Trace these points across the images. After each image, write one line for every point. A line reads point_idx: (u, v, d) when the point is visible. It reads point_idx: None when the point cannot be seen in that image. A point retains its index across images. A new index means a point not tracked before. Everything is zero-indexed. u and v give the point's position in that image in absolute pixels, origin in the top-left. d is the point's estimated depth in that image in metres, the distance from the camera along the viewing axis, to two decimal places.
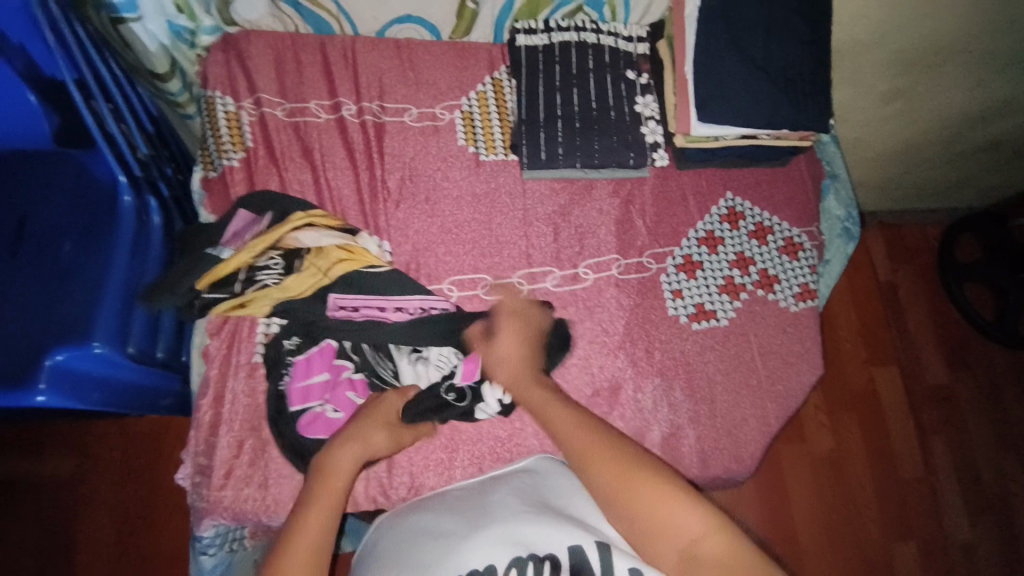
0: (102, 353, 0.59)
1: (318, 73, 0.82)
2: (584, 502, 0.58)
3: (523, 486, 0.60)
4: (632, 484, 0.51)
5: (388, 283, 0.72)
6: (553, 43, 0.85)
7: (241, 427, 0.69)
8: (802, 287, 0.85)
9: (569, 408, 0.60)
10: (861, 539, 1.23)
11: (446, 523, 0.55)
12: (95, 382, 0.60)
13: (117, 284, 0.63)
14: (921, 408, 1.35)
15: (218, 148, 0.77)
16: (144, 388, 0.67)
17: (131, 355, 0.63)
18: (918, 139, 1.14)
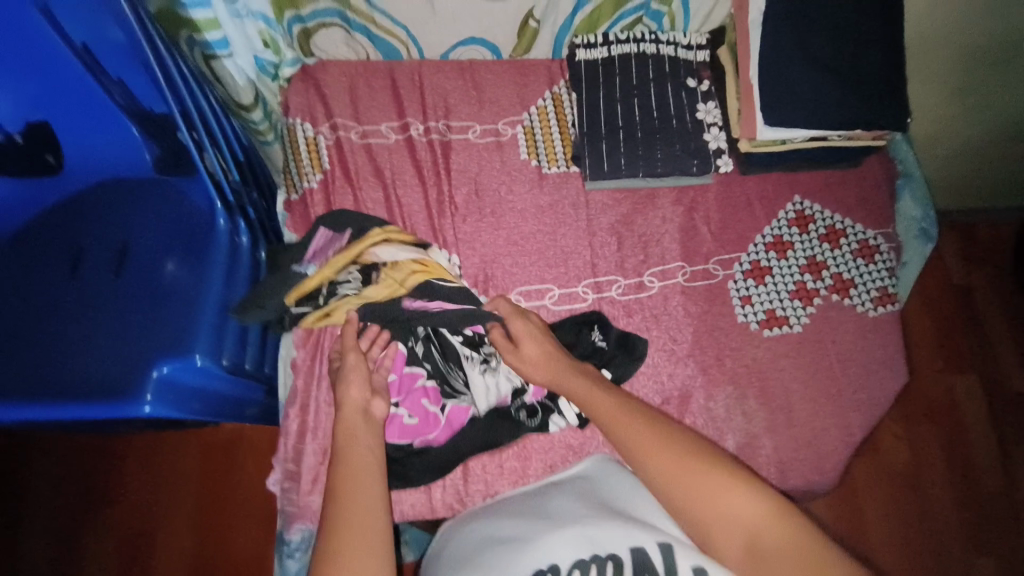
0: (202, 364, 0.64)
1: (387, 96, 0.86)
2: (645, 501, 0.57)
3: (585, 489, 0.61)
4: (689, 472, 0.52)
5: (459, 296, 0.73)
6: (612, 56, 0.86)
7: (324, 435, 0.74)
8: (879, 291, 0.82)
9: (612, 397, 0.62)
10: (944, 558, 1.16)
11: (508, 526, 0.57)
12: (194, 392, 0.64)
13: (213, 301, 0.67)
14: (1008, 418, 1.26)
15: (300, 172, 0.83)
16: (235, 399, 0.71)
17: (225, 367, 0.67)
18: (997, 134, 1.08)
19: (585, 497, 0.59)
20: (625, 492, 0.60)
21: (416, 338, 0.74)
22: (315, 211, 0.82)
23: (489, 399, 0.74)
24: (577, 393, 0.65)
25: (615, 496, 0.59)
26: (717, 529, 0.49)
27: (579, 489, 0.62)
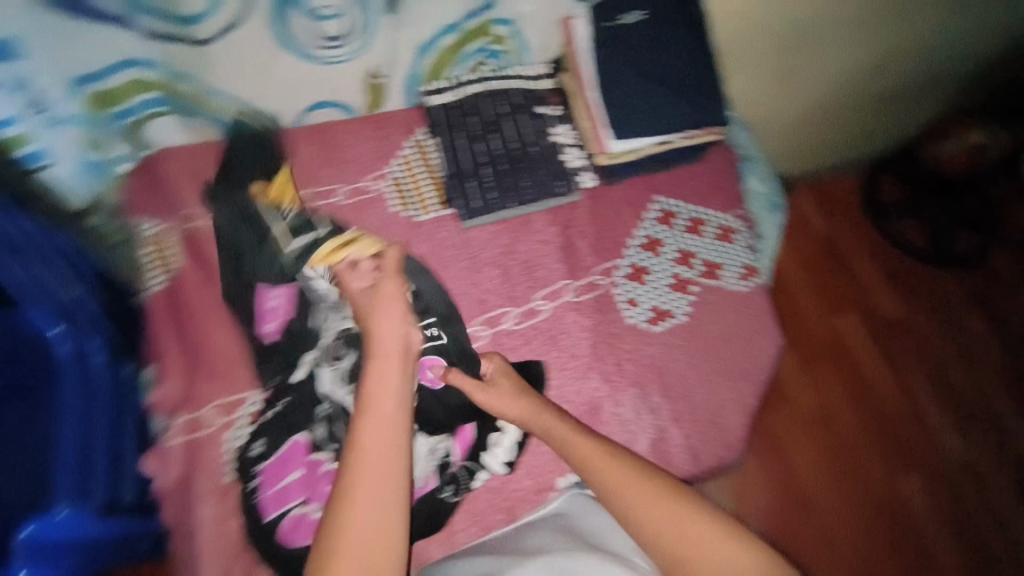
0: (65, 517, 0.66)
1: (242, 175, 0.85)
2: (615, 538, 0.66)
3: (561, 527, 0.69)
4: (678, 522, 0.59)
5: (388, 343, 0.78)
6: (464, 97, 0.89)
7: (226, 555, 0.69)
8: (744, 267, 0.91)
9: (602, 446, 0.67)
10: (868, 480, 1.31)
11: (487, 563, 0.64)
12: (66, 545, 0.67)
13: (65, 436, 0.75)
14: (889, 342, 1.46)
15: (142, 271, 0.81)
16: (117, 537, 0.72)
17: (96, 507, 0.70)
18: (818, 107, 1.27)
19: (561, 533, 0.67)
20: (599, 529, 0.68)
21: (321, 413, 0.75)
22: (161, 309, 0.79)
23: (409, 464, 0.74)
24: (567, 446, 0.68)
25: (589, 532, 0.67)
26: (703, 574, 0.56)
27: (555, 527, 0.69)
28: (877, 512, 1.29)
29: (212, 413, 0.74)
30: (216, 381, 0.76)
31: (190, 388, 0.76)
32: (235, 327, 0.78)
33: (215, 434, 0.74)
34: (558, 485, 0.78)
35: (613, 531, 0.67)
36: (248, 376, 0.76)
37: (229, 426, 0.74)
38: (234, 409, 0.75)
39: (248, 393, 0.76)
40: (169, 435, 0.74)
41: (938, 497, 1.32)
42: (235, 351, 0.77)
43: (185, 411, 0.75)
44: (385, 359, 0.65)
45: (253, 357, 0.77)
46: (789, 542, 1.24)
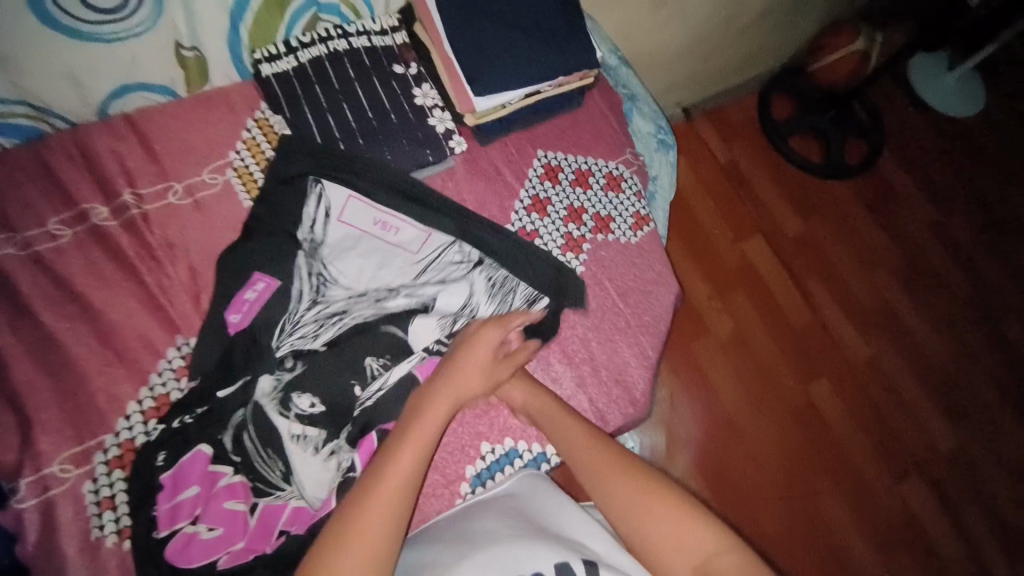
0: None
1: (42, 184, 0.70)
2: (568, 518, 0.66)
3: (510, 507, 0.66)
4: (651, 506, 0.62)
5: (344, 357, 0.71)
6: (302, 64, 0.78)
7: None
8: (635, 216, 0.88)
9: (586, 428, 0.70)
10: (783, 393, 1.37)
11: (433, 551, 0.61)
12: None
13: None
14: (792, 258, 1.51)
15: None
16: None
17: None
18: (699, 32, 1.25)
19: (510, 515, 0.64)
20: (548, 511, 0.66)
21: (233, 422, 0.67)
22: None
23: (317, 485, 0.68)
24: (530, 409, 0.72)
25: (540, 515, 0.65)
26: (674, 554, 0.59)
27: (504, 508, 0.66)
28: (795, 421, 1.36)
29: (62, 467, 0.64)
30: (55, 432, 0.65)
31: (23, 448, 0.63)
32: (62, 369, 0.66)
33: (72, 490, 0.64)
34: (466, 476, 0.74)
35: (567, 511, 0.67)
36: (98, 419, 0.66)
37: (89, 476, 0.65)
38: (92, 456, 0.65)
39: (105, 435, 0.66)
40: (17, 499, 0.62)
41: (845, 397, 1.41)
42: (72, 396, 0.66)
43: (28, 471, 0.63)
44: (441, 399, 0.64)
45: (96, 397, 0.67)
46: (719, 468, 1.27)
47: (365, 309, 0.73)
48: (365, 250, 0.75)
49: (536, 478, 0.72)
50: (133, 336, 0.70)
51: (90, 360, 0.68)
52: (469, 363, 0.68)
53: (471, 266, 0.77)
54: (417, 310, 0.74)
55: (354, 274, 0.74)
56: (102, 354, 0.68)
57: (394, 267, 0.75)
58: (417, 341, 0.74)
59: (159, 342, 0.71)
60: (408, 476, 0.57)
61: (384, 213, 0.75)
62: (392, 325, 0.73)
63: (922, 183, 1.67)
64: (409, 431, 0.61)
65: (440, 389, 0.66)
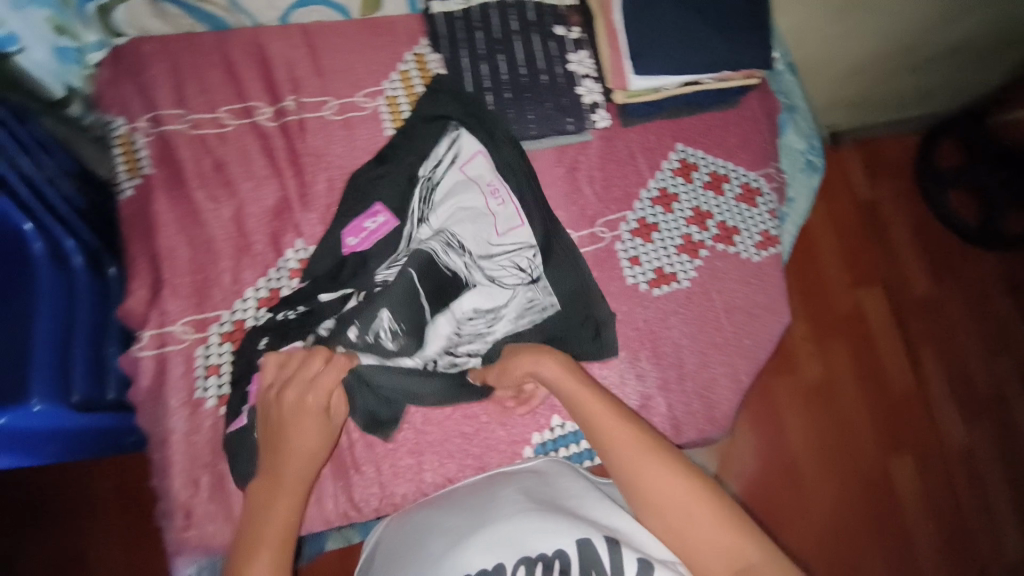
0: (42, 409, 0.64)
1: (222, 74, 0.76)
2: (593, 501, 0.61)
3: (535, 482, 0.64)
4: (695, 508, 0.56)
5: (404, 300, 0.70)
6: (470, 7, 0.79)
7: (195, 466, 0.69)
8: (762, 234, 0.83)
9: (616, 409, 0.62)
10: (861, 462, 1.27)
11: (453, 519, 0.61)
12: (47, 437, 0.65)
13: (46, 335, 0.66)
14: (910, 320, 1.38)
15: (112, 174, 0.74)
16: (101, 429, 0.72)
17: (73, 405, 0.67)
18: (880, 53, 1.12)
19: (532, 491, 0.62)
20: (572, 493, 0.62)
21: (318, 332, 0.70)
22: (130, 223, 0.73)
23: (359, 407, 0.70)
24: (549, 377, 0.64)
25: (563, 493, 0.62)
26: (705, 551, 0.55)
27: (529, 482, 0.64)
28: (865, 494, 1.26)
29: (183, 329, 0.71)
30: (183, 297, 0.72)
31: (152, 302, 0.71)
32: (201, 244, 0.73)
33: (186, 350, 0.71)
34: (530, 442, 0.75)
35: (592, 495, 0.62)
36: (219, 297, 0.72)
37: (202, 342, 0.71)
38: (208, 325, 0.71)
39: (223, 310, 0.72)
40: (139, 347, 0.70)
41: (926, 482, 1.29)
42: (203, 269, 0.73)
43: (151, 325, 0.71)
44: (285, 491, 0.59)
45: (222, 277, 0.73)
46: (769, 509, 1.21)
47: (435, 243, 0.72)
48: (471, 202, 0.75)
49: (558, 463, 0.68)
50: (264, 230, 0.75)
51: (225, 242, 0.74)
52: (293, 439, 0.60)
53: (526, 279, 0.74)
54: (459, 285, 0.72)
55: (451, 217, 0.74)
56: (236, 240, 0.74)
57: (477, 227, 0.75)
58: (436, 319, 0.72)
59: (284, 240, 0.75)
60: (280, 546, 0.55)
61: (499, 181, 0.76)
62: (421, 277, 0.71)
63: None
64: (260, 526, 0.57)
65: (279, 478, 0.59)
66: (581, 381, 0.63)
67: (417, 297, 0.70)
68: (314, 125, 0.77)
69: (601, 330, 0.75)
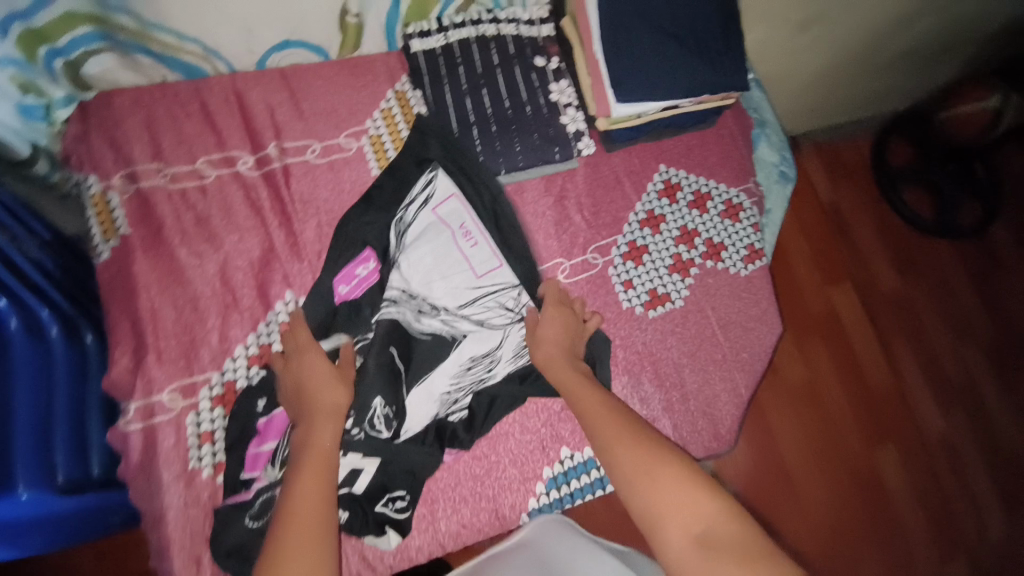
0: (30, 497, 0.56)
1: (199, 124, 0.74)
2: (586, 562, 0.61)
3: (532, 556, 0.64)
4: (655, 471, 0.54)
5: (382, 373, 0.69)
6: (450, 43, 0.79)
7: (196, 542, 0.65)
8: (748, 248, 0.86)
9: (596, 391, 0.65)
10: (846, 454, 1.31)
11: None
12: (32, 526, 0.57)
13: (24, 418, 0.59)
14: (879, 313, 1.44)
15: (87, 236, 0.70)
16: (86, 511, 0.64)
17: (59, 488, 0.60)
18: (837, 62, 1.18)
19: (529, 570, 0.61)
20: (566, 556, 0.63)
21: None
22: (106, 285, 0.69)
23: (363, 479, 0.69)
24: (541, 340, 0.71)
25: (558, 564, 0.62)
26: (670, 511, 0.51)
27: (525, 556, 0.64)
28: (854, 485, 1.29)
29: (171, 397, 0.67)
30: (170, 362, 0.68)
31: (136, 369, 0.67)
32: (186, 302, 0.69)
33: (176, 419, 0.67)
34: (543, 476, 0.75)
35: (584, 557, 0.62)
36: (208, 356, 0.69)
37: (192, 409, 0.67)
38: (197, 390, 0.68)
39: (212, 372, 0.68)
40: (125, 420, 0.66)
41: (909, 467, 1.34)
42: (189, 329, 0.69)
43: (138, 396, 0.67)
44: (322, 414, 0.61)
45: (209, 336, 0.69)
46: (763, 511, 1.24)
47: (406, 313, 0.72)
48: (444, 261, 0.74)
49: (552, 519, 0.71)
50: (251, 283, 0.71)
51: (211, 298, 0.70)
52: (313, 379, 0.64)
53: (515, 318, 0.75)
54: (447, 343, 0.72)
55: (420, 281, 0.73)
56: (222, 296, 0.70)
57: (453, 284, 0.74)
58: (429, 379, 0.72)
59: (273, 292, 0.72)
60: (327, 461, 0.56)
61: (470, 219, 0.76)
62: (396, 345, 0.71)
63: None
64: (305, 451, 0.57)
65: (314, 408, 0.61)
66: (572, 367, 0.68)
67: (393, 368, 0.70)
68: (298, 171, 0.75)
69: (597, 364, 0.75)
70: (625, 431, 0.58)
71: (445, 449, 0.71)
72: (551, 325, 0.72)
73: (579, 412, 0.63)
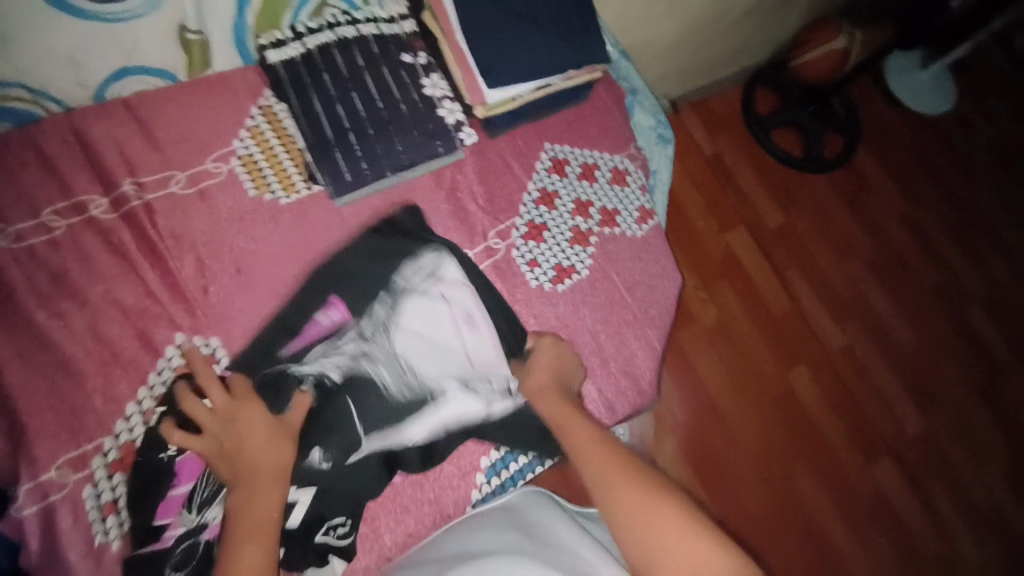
0: None
1: (37, 172, 0.67)
2: (560, 528, 0.66)
3: (512, 518, 0.69)
4: (651, 511, 0.56)
5: (333, 425, 0.65)
6: (309, 50, 0.76)
7: None
8: (639, 210, 0.90)
9: (589, 425, 0.67)
10: (766, 383, 1.42)
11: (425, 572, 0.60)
12: None
13: None
14: (773, 250, 1.56)
15: None
16: None
17: None
18: (694, 25, 1.26)
19: (504, 527, 0.66)
20: (543, 523, 0.68)
21: None
22: None
23: (297, 510, 0.64)
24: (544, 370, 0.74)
25: (534, 526, 0.67)
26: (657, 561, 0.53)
27: (503, 517, 0.68)
28: (777, 410, 1.40)
29: (60, 472, 0.59)
30: (51, 437, 0.59)
31: (15, 453, 0.58)
32: (55, 369, 0.61)
33: (71, 495, 0.58)
34: (482, 466, 0.75)
35: (559, 523, 0.67)
36: (95, 423, 0.61)
37: (88, 481, 0.59)
38: (90, 459, 0.60)
39: (104, 438, 0.61)
40: (16, 507, 0.57)
41: (823, 384, 1.47)
42: (66, 397, 0.61)
43: (24, 478, 0.57)
44: (262, 483, 0.57)
45: (92, 400, 0.61)
46: (705, 453, 1.31)
47: (384, 375, 0.68)
48: (435, 330, 0.72)
49: (532, 491, 0.75)
50: (131, 333, 0.65)
51: (86, 359, 0.62)
52: (251, 437, 0.58)
53: (503, 393, 0.74)
54: (425, 404, 0.69)
55: (405, 346, 0.70)
56: (99, 354, 0.63)
57: (435, 338, 0.72)
58: (400, 437, 0.68)
59: (159, 338, 0.65)
60: (265, 545, 0.53)
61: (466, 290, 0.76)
62: (353, 396, 0.66)
63: (897, 176, 1.73)
64: (241, 531, 0.54)
65: (250, 476, 0.57)
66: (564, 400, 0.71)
67: (348, 416, 0.65)
68: (164, 207, 0.70)
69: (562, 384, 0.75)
70: (621, 474, 0.60)
71: (393, 472, 0.69)
72: (549, 359, 0.75)
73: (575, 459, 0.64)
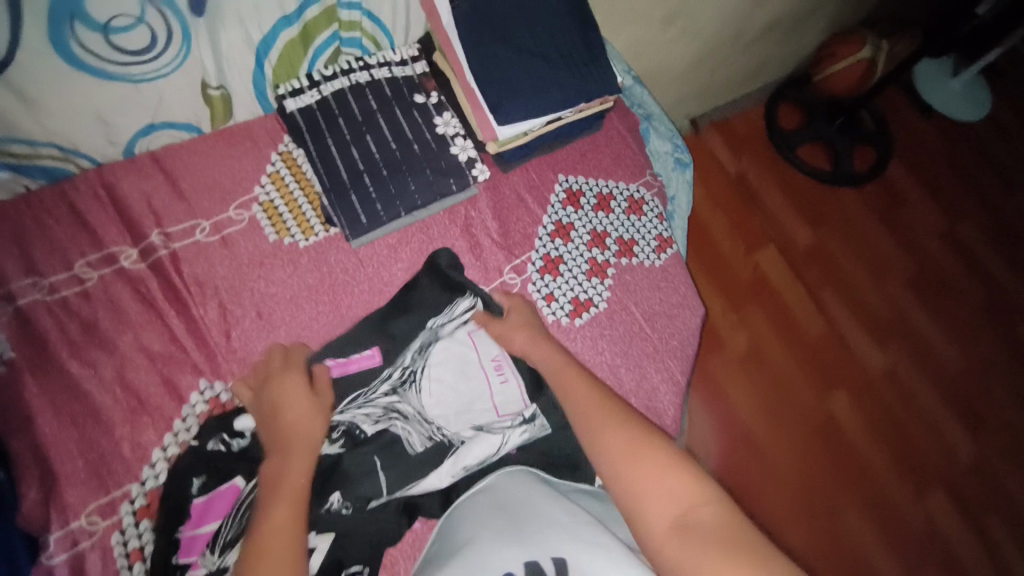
0: None
1: (72, 226, 0.70)
2: (542, 502, 0.61)
3: (492, 496, 0.64)
4: (637, 451, 0.57)
5: (360, 473, 0.65)
6: (325, 97, 0.78)
7: None
8: (657, 239, 0.88)
9: (580, 373, 0.67)
10: (802, 408, 1.36)
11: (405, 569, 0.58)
12: None
13: None
14: (805, 270, 1.50)
15: None
16: None
17: None
18: (708, 48, 1.25)
19: (484, 510, 0.61)
20: (526, 498, 0.62)
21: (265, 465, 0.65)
22: None
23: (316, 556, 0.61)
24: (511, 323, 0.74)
25: (517, 500, 0.62)
26: (651, 499, 0.54)
27: (482, 499, 0.63)
28: (815, 437, 1.34)
29: (89, 519, 0.59)
30: (80, 484, 0.60)
31: (45, 501, 0.59)
32: (85, 417, 0.63)
33: (101, 542, 0.59)
34: None
35: (540, 497, 0.62)
36: (123, 469, 0.62)
37: (116, 528, 0.60)
38: (118, 506, 0.61)
39: (131, 485, 0.62)
40: (47, 555, 0.57)
41: (865, 408, 1.40)
42: (95, 444, 0.62)
43: (55, 526, 0.58)
44: (297, 446, 0.59)
45: (120, 447, 0.63)
46: (741, 484, 1.26)
47: (412, 434, 0.69)
48: (460, 381, 0.74)
49: (519, 470, 0.68)
50: (157, 380, 0.66)
51: (114, 407, 0.64)
52: (290, 404, 0.62)
53: (518, 421, 0.72)
54: (446, 450, 0.69)
55: (436, 405, 0.72)
56: (126, 402, 0.64)
57: (457, 388, 0.73)
58: (421, 487, 0.67)
59: (183, 384, 0.67)
60: (297, 500, 0.55)
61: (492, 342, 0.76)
62: (380, 452, 0.66)
63: (932, 189, 1.66)
64: (278, 487, 0.55)
65: (285, 439, 0.60)
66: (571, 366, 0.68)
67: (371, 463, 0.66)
68: (190, 255, 0.72)
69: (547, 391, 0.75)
70: (610, 414, 0.61)
71: (413, 519, 0.68)
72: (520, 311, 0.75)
73: (572, 411, 0.64)
